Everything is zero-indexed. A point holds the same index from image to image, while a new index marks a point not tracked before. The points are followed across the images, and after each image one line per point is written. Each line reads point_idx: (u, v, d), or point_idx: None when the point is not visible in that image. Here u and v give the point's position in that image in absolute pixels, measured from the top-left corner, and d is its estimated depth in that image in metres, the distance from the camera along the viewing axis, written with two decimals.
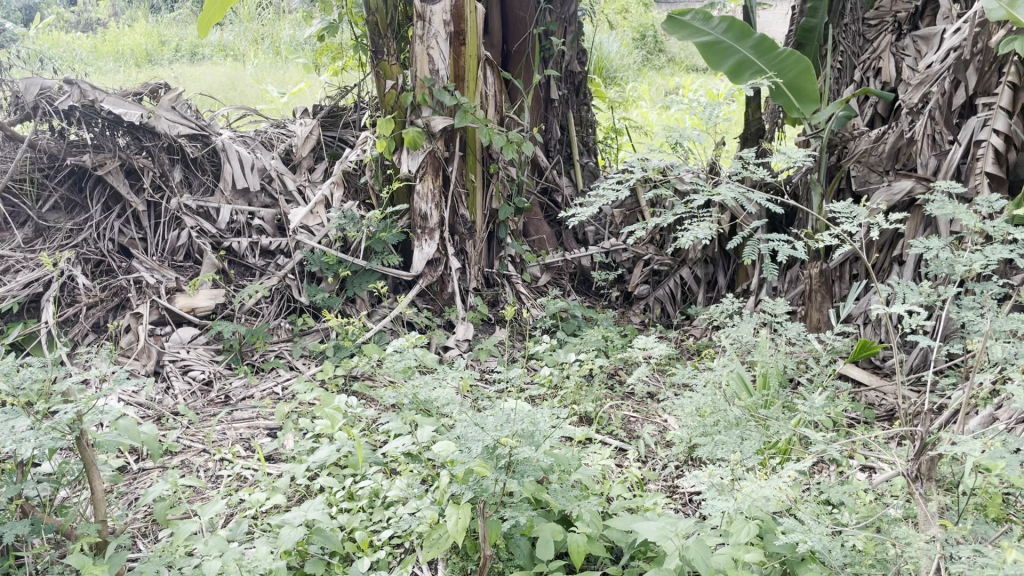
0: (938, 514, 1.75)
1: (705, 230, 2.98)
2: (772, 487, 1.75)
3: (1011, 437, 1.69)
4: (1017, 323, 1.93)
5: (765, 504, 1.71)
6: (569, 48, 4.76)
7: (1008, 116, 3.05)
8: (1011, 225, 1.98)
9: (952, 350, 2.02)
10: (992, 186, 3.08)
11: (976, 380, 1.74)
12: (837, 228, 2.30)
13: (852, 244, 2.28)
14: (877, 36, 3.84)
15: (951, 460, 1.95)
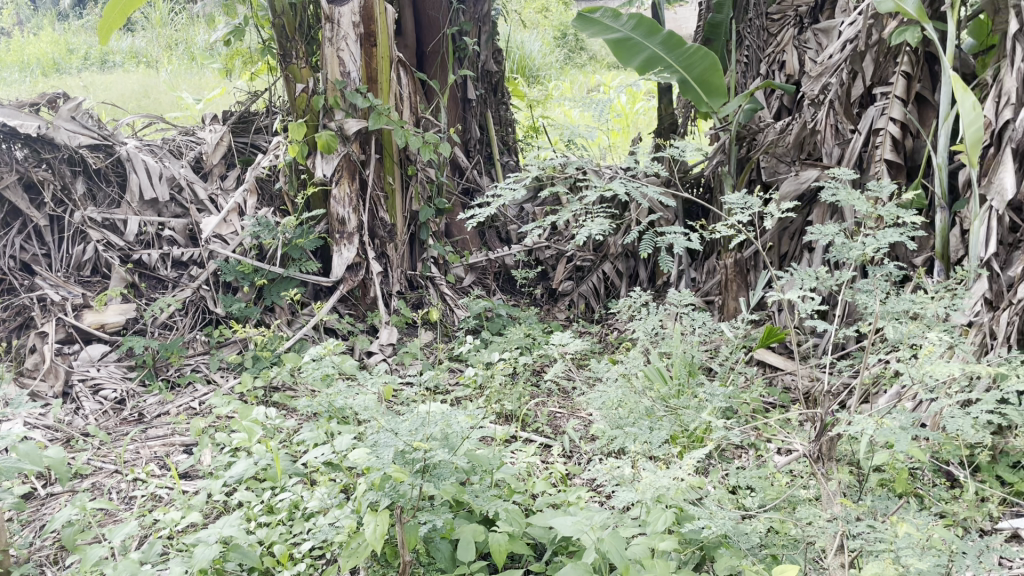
0: (840, 491, 1.81)
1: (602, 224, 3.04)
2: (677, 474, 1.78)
3: (902, 414, 1.75)
4: (908, 304, 2.02)
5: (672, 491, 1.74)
6: (483, 47, 4.76)
7: (903, 104, 3.15)
8: (900, 208, 2.05)
9: (850, 332, 2.10)
10: (891, 173, 3.20)
11: (868, 361, 1.81)
12: (731, 219, 2.28)
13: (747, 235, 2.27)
14: (780, 30, 3.93)
15: (852, 439, 2.02)
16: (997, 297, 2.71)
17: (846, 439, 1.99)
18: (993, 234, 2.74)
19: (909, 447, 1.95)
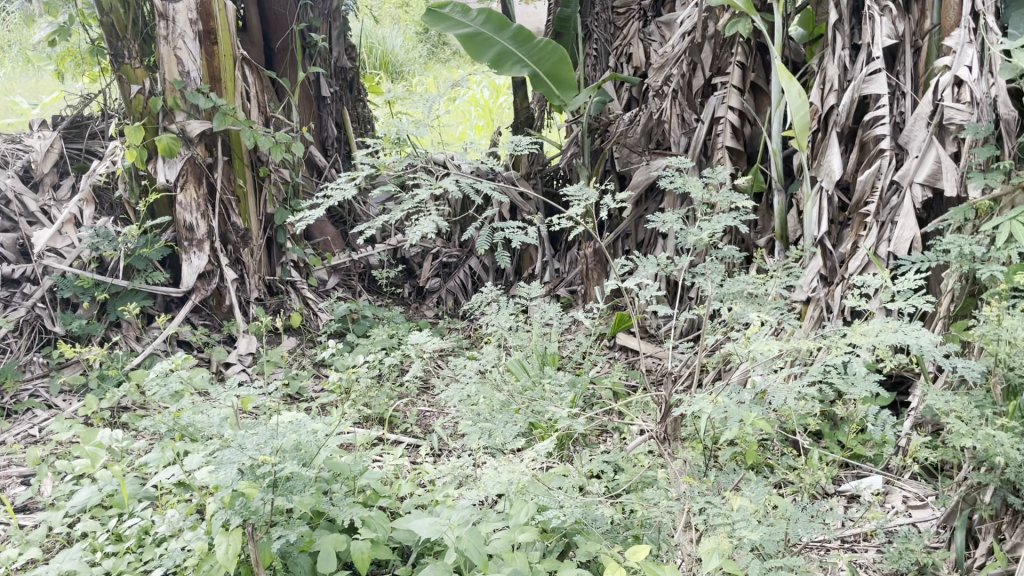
0: (687, 469, 1.87)
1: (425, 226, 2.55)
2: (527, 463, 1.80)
3: (738, 391, 1.83)
4: (743, 285, 2.21)
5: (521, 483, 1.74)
6: (334, 44, 4.66)
7: (740, 93, 3.30)
8: (732, 195, 2.16)
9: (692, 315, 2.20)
10: (733, 159, 3.35)
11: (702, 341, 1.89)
12: (570, 210, 2.31)
13: (585, 226, 2.30)
14: (625, 24, 4.03)
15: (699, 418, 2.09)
16: (830, 273, 2.93)
17: (694, 419, 2.06)
18: (825, 214, 2.94)
19: (753, 421, 2.04)
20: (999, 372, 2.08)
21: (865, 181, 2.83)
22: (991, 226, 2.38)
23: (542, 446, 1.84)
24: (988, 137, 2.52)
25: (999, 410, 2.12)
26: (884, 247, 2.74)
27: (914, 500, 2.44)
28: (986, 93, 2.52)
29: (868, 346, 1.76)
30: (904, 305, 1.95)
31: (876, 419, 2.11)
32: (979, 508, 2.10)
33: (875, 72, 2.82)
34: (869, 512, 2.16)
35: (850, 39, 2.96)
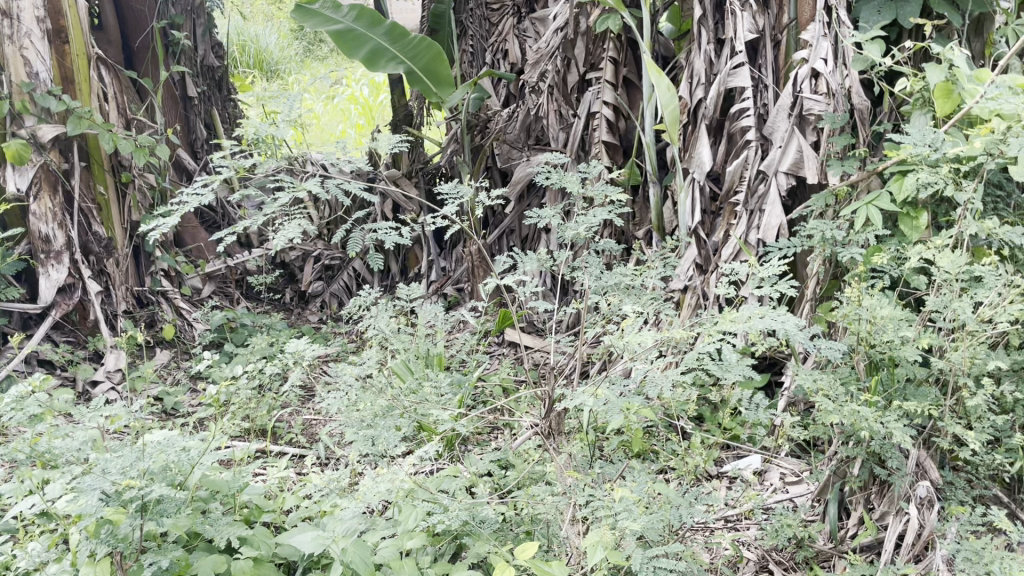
0: (572, 462, 1.88)
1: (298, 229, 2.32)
2: (409, 466, 1.76)
3: (618, 382, 1.85)
4: (620, 278, 2.26)
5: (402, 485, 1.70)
6: (199, 42, 4.46)
7: (614, 88, 3.35)
8: (606, 189, 2.20)
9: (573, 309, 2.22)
10: (609, 153, 3.41)
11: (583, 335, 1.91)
12: (445, 209, 2.29)
13: (460, 224, 2.29)
14: (500, 19, 4.03)
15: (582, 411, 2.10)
16: (705, 261, 3.02)
17: (578, 411, 2.07)
18: (698, 204, 3.02)
19: (636, 410, 2.07)
20: (861, 351, 2.18)
21: (733, 171, 2.94)
22: (850, 210, 2.51)
23: (427, 451, 1.81)
24: (844, 126, 2.66)
25: (863, 386, 2.24)
26: (754, 234, 2.86)
27: (791, 476, 2.54)
28: (840, 84, 2.65)
29: (736, 331, 1.82)
30: (772, 290, 2.03)
31: (750, 403, 2.19)
32: (849, 480, 2.21)
33: (739, 66, 2.92)
34: (747, 491, 2.24)
35: (713, 33, 3.04)
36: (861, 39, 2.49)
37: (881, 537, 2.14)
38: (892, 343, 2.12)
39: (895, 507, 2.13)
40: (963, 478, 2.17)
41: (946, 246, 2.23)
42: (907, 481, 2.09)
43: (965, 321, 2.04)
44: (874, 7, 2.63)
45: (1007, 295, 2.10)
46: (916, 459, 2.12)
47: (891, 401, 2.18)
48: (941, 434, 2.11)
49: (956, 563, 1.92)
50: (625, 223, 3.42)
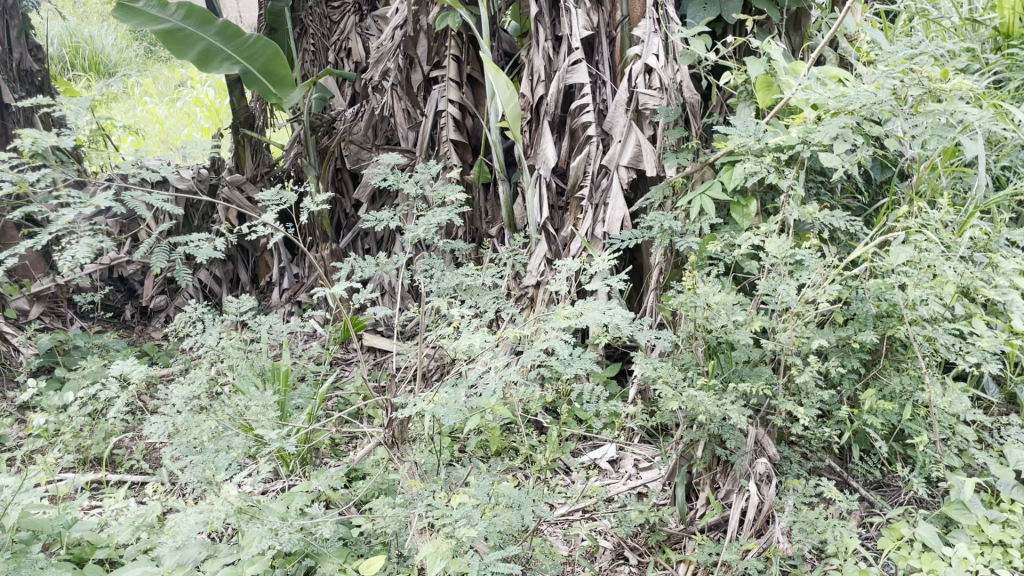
0: (416, 468, 1.86)
1: (90, 246, 2.14)
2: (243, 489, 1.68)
3: (457, 384, 1.83)
4: (460, 278, 2.25)
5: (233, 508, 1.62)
6: (13, 44, 4.14)
7: (458, 86, 3.32)
8: (446, 188, 2.24)
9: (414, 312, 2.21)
10: (458, 151, 3.38)
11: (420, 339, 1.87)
12: (264, 216, 2.20)
13: (283, 232, 2.21)
14: (341, 17, 4.09)
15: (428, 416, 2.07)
16: (555, 255, 3.05)
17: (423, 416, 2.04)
18: (545, 200, 3.03)
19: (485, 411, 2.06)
20: (699, 336, 2.26)
21: (577, 167, 2.98)
22: (685, 201, 2.59)
23: (263, 470, 1.74)
24: (677, 119, 2.75)
25: (702, 371, 2.31)
26: (599, 228, 2.91)
27: (643, 463, 2.60)
28: (672, 79, 2.74)
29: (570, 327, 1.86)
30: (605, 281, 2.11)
31: (595, 395, 2.22)
32: (694, 463, 2.28)
33: (577, 63, 2.95)
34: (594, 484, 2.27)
35: (551, 31, 3.06)
36: (688, 35, 2.58)
37: (726, 515, 2.22)
38: (726, 328, 2.21)
39: (737, 485, 2.22)
40: (797, 452, 2.29)
41: (773, 232, 2.35)
42: (747, 459, 2.18)
43: (789, 302, 2.16)
44: (699, 4, 2.72)
45: (827, 276, 2.24)
46: (754, 438, 2.21)
47: (729, 383, 2.27)
48: (775, 412, 2.22)
49: (793, 533, 2.03)
50: (477, 221, 3.43)
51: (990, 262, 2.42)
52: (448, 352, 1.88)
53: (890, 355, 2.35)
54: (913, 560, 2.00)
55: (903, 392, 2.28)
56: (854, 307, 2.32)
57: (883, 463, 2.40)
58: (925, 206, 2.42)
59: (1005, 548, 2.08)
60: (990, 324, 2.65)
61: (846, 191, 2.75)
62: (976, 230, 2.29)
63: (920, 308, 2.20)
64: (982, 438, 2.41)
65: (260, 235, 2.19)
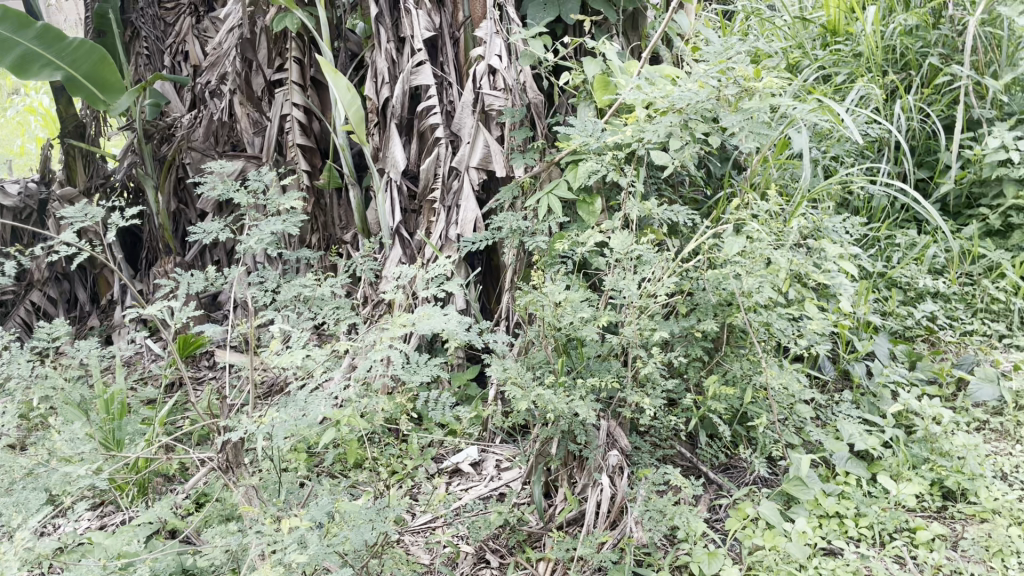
0: (249, 493, 1.77)
1: None
2: (54, 530, 1.55)
3: (292, 401, 1.76)
4: (300, 289, 2.18)
5: (41, 552, 1.49)
6: None
7: (301, 89, 3.21)
8: (280, 197, 2.20)
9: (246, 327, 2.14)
10: (307, 157, 3.28)
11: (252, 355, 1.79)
12: (68, 234, 2.06)
13: (92, 250, 2.07)
14: (176, 19, 3.86)
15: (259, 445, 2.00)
16: (410, 259, 3.00)
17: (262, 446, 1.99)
18: (397, 203, 2.98)
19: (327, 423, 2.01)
20: (549, 334, 2.27)
21: (427, 169, 2.94)
22: (533, 201, 2.61)
23: (80, 507, 1.61)
24: (523, 120, 2.78)
25: (553, 369, 2.33)
26: (453, 230, 2.88)
27: (504, 463, 2.58)
28: (517, 79, 2.77)
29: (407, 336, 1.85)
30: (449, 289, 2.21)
31: (443, 403, 2.20)
32: (550, 460, 2.27)
33: (420, 64, 2.91)
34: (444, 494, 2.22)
35: (393, 32, 3.01)
36: (527, 35, 2.59)
37: (583, 509, 2.23)
38: (573, 324, 2.25)
39: (591, 479, 2.23)
40: (647, 442, 2.35)
41: (616, 228, 2.39)
42: (599, 452, 2.21)
43: (631, 296, 2.21)
44: (539, 4, 2.75)
45: (666, 269, 2.31)
46: (606, 430, 2.24)
47: (579, 378, 2.30)
48: (625, 405, 2.26)
49: (645, 522, 2.07)
50: (328, 228, 3.35)
51: (817, 248, 2.57)
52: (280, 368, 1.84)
53: (731, 342, 2.44)
54: (757, 538, 2.09)
55: (743, 376, 2.39)
56: (696, 297, 2.40)
57: (728, 446, 2.49)
58: (756, 198, 2.53)
59: (840, 519, 2.21)
60: (823, 306, 2.81)
61: (686, 186, 2.84)
62: (802, 219, 2.42)
63: (756, 296, 2.30)
64: (819, 414, 2.55)
65: (64, 254, 2.04)
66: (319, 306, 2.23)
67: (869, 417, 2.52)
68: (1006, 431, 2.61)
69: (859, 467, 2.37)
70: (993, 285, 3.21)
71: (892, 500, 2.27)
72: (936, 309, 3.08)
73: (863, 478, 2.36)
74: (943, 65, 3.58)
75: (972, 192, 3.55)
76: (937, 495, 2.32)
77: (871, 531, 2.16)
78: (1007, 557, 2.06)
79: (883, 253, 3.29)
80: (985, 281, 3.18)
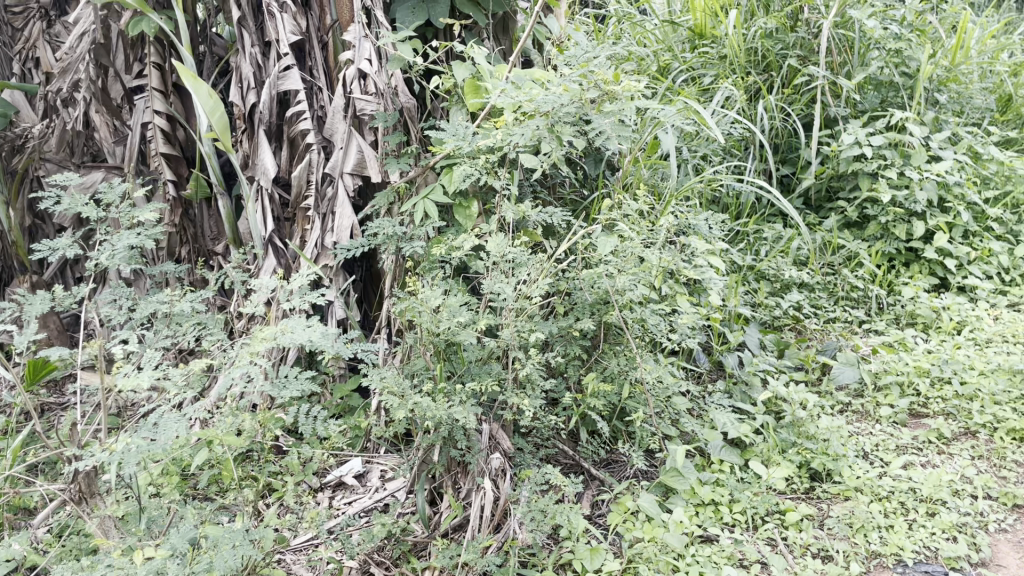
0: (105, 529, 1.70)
1: None
2: None
3: (149, 428, 1.68)
4: (157, 306, 2.15)
5: None
6: None
7: (163, 96, 3.08)
8: (133, 210, 2.22)
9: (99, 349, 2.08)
10: (172, 166, 3.14)
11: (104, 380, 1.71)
12: None
13: None
14: (25, 24, 3.63)
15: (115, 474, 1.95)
16: (286, 269, 2.93)
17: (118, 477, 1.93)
18: (269, 213, 2.90)
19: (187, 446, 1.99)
20: (428, 340, 2.24)
21: (298, 176, 2.87)
22: (408, 206, 2.58)
23: None
24: (396, 124, 2.75)
25: (433, 375, 2.31)
26: (328, 238, 2.83)
27: (388, 473, 2.52)
28: (387, 84, 2.73)
29: (269, 350, 1.86)
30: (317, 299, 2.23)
31: (314, 419, 2.17)
32: (433, 468, 2.25)
33: (287, 69, 2.84)
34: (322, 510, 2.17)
35: (257, 36, 2.94)
36: (395, 40, 2.56)
37: (467, 515, 2.22)
38: (451, 329, 2.22)
39: (475, 484, 2.22)
40: (530, 443, 2.37)
41: (491, 232, 2.40)
42: (482, 456, 2.21)
43: (508, 298, 2.21)
44: (408, 8, 2.71)
45: (541, 271, 2.32)
46: (488, 434, 2.26)
47: (460, 383, 2.29)
48: (506, 407, 2.27)
49: (527, 524, 2.08)
50: (200, 240, 3.23)
51: (687, 245, 2.65)
52: (135, 393, 1.83)
53: (609, 340, 2.47)
54: (637, 531, 2.14)
55: (620, 372, 2.44)
56: (573, 296, 2.43)
57: (609, 442, 2.54)
58: (627, 198, 2.59)
59: (716, 506, 2.29)
60: (695, 301, 2.90)
61: (561, 187, 2.88)
62: (671, 217, 2.49)
63: (629, 294, 2.35)
64: (694, 406, 2.63)
65: None
66: (179, 322, 2.19)
67: (742, 406, 2.62)
68: (866, 411, 2.76)
69: (732, 454, 2.46)
70: (852, 274, 3.40)
71: (763, 484, 2.37)
72: (801, 298, 3.23)
73: (736, 465, 2.45)
74: (801, 66, 3.76)
75: (831, 186, 3.75)
76: (804, 477, 2.44)
77: (744, 516, 2.25)
78: (869, 532, 2.18)
79: (752, 247, 3.42)
80: (845, 271, 3.36)
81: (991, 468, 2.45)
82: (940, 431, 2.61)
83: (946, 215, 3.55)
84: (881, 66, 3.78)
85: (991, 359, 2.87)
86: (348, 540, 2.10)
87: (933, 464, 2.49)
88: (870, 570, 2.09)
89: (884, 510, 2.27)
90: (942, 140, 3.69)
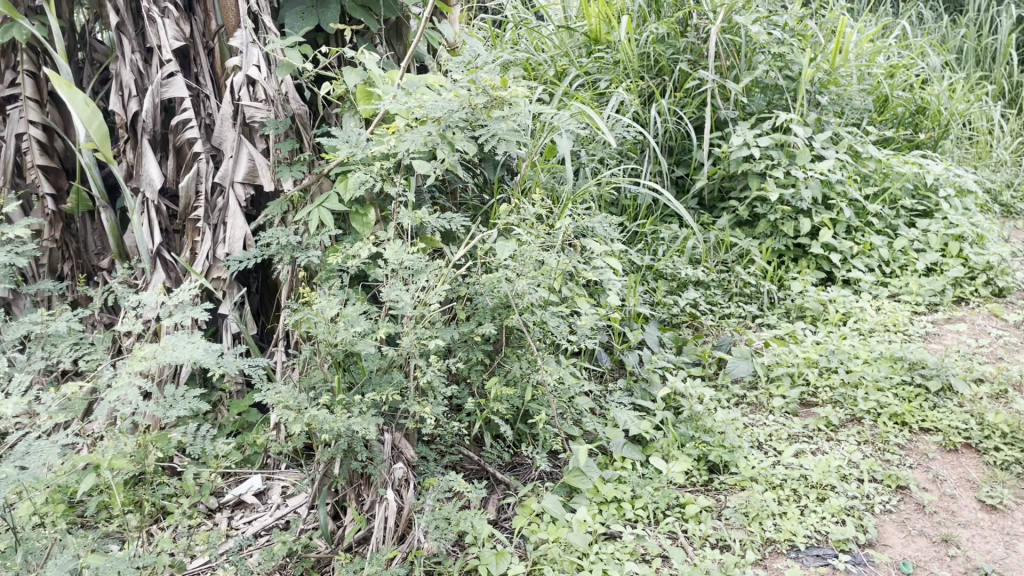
0: None
1: None
2: None
3: (24, 456, 1.60)
4: (30, 327, 2.08)
5: None
6: None
7: (38, 105, 2.94)
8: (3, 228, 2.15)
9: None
10: (50, 179, 3.00)
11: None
12: None
13: None
14: None
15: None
16: (176, 284, 2.83)
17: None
18: (156, 225, 2.79)
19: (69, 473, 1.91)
20: (325, 351, 2.18)
21: (186, 187, 2.76)
22: (302, 215, 2.53)
23: None
24: (287, 132, 2.69)
25: (333, 387, 2.26)
26: (220, 250, 2.75)
27: (290, 489, 2.45)
28: (278, 89, 2.66)
29: (149, 371, 1.86)
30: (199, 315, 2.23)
31: (203, 438, 2.13)
32: (334, 481, 2.21)
33: (171, 76, 2.75)
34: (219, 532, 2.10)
35: (138, 42, 2.82)
36: (283, 46, 2.49)
37: (371, 528, 2.18)
38: (349, 339, 2.17)
39: (378, 496, 2.19)
40: (433, 450, 2.36)
41: (388, 239, 2.37)
42: (384, 467, 2.18)
43: (406, 306, 2.18)
44: (296, 13, 2.64)
45: (439, 277, 2.31)
46: (391, 443, 2.22)
47: (361, 394, 2.25)
48: (408, 416, 2.25)
49: (431, 532, 2.07)
50: (81, 256, 3.10)
51: (585, 247, 2.68)
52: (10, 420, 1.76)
53: (510, 343, 2.47)
54: (541, 533, 2.16)
55: (522, 376, 2.44)
56: (474, 301, 2.41)
57: (513, 445, 2.55)
58: (524, 202, 2.60)
59: (618, 503, 2.33)
60: (595, 301, 2.94)
61: (459, 193, 2.87)
62: (567, 221, 2.52)
63: (529, 297, 2.35)
64: (597, 405, 2.67)
65: None
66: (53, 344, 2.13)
67: (642, 403, 2.68)
68: (760, 403, 2.86)
69: (633, 451, 2.51)
70: (744, 270, 3.51)
71: (664, 479, 2.42)
72: (697, 296, 3.32)
73: (637, 461, 2.50)
74: (691, 70, 3.87)
75: (723, 185, 3.87)
76: (703, 469, 2.50)
77: (646, 511, 2.30)
78: (763, 519, 2.26)
79: (650, 248, 3.50)
80: (737, 268, 3.48)
81: (875, 452, 2.58)
82: (828, 419, 2.72)
83: (830, 211, 3.72)
84: (767, 70, 3.93)
85: (874, 348, 3.02)
86: (242, 560, 2.00)
87: (822, 451, 2.59)
88: (765, 557, 2.16)
89: (778, 498, 2.36)
90: (824, 140, 3.86)
